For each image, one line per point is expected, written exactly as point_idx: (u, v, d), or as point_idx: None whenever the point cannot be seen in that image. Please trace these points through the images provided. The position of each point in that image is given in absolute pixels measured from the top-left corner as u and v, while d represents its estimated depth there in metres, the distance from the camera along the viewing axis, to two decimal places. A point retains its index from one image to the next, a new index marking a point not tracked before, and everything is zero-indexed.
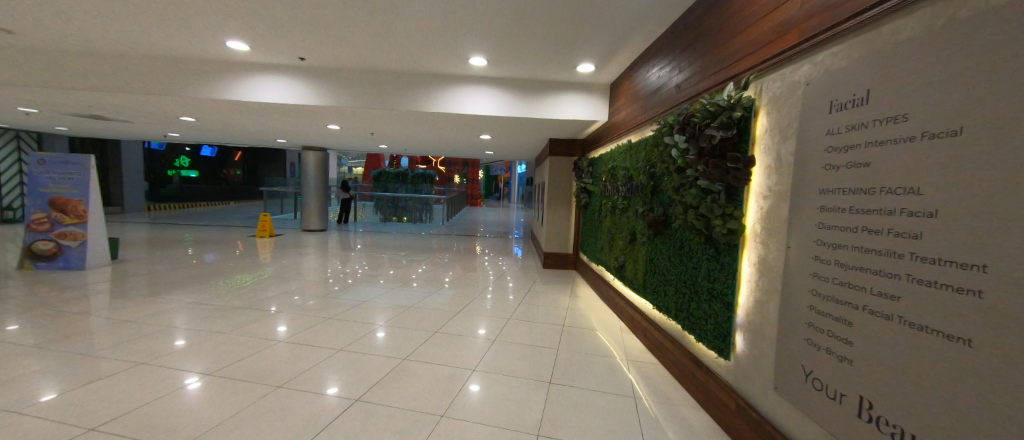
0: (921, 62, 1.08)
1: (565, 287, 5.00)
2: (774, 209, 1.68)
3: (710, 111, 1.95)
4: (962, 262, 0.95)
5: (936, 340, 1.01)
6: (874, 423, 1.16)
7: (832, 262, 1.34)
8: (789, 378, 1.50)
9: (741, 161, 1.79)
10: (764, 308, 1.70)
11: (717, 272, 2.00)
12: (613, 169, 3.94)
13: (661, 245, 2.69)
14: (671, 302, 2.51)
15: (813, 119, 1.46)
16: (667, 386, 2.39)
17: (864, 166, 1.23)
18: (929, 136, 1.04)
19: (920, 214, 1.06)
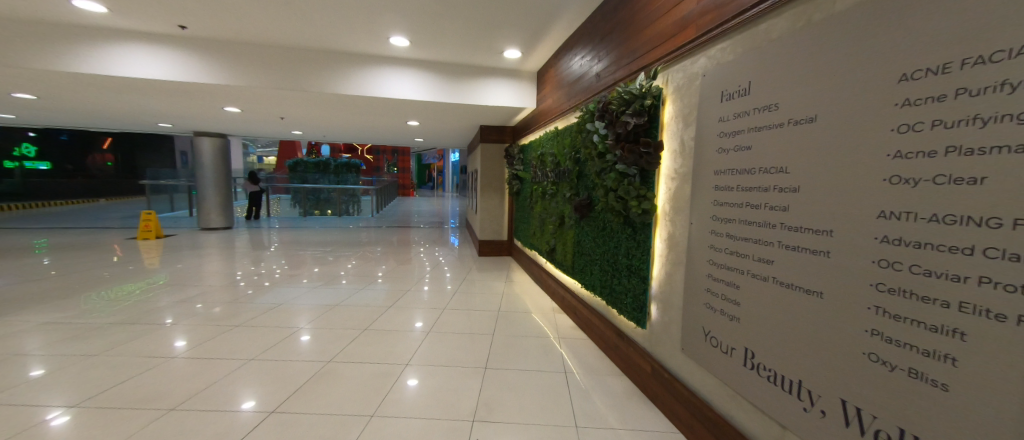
0: (789, 59, 1.25)
1: (500, 274, 5.05)
2: (679, 189, 1.85)
3: (625, 99, 2.08)
4: (816, 229, 1.15)
5: (798, 294, 1.21)
6: (755, 369, 1.36)
7: (724, 234, 1.53)
8: (693, 339, 1.69)
9: (652, 146, 1.94)
10: (672, 279, 1.88)
11: (634, 249, 2.18)
12: (542, 156, 4.03)
13: (586, 227, 2.84)
14: (596, 280, 2.67)
15: (708, 107, 1.63)
16: (595, 358, 2.55)
17: (748, 149, 1.41)
18: (794, 123, 1.22)
19: (787, 190, 1.25)
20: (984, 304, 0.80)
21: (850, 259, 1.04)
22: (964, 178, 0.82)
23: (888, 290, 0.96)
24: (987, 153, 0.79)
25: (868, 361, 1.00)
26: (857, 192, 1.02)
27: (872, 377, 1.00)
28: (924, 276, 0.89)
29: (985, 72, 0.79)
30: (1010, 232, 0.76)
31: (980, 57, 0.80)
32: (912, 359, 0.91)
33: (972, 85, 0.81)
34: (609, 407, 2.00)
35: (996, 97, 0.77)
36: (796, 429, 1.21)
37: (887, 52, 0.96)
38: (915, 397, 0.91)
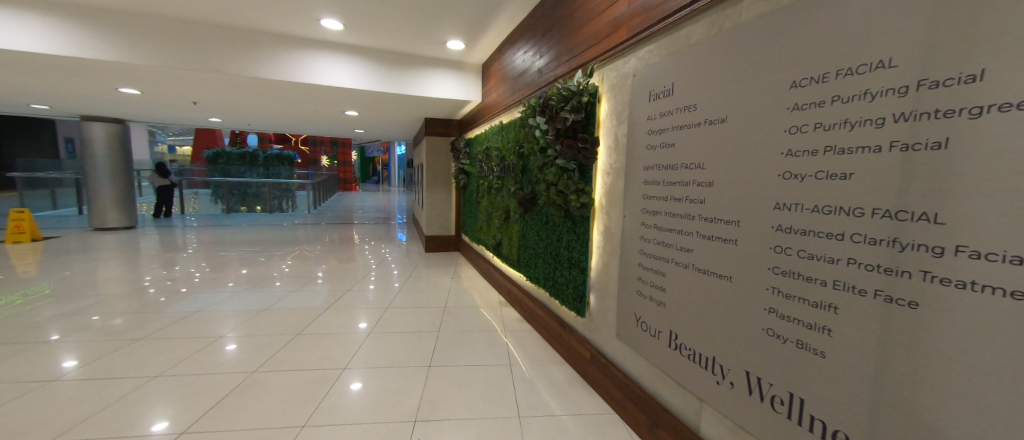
0: (704, 63, 1.36)
1: (448, 270, 4.97)
2: (614, 184, 1.94)
3: (563, 95, 2.14)
4: (726, 219, 1.27)
5: (712, 279, 1.33)
6: (678, 349, 1.48)
7: (652, 226, 1.64)
8: (626, 325, 1.80)
9: (589, 141, 2.02)
10: (608, 269, 1.98)
11: (574, 241, 2.26)
12: (488, 150, 4.01)
13: (531, 221, 2.89)
14: (539, 272, 2.74)
15: (638, 106, 1.72)
16: (539, 349, 2.62)
17: (671, 147, 1.52)
18: (709, 123, 1.33)
19: (703, 184, 1.36)
20: (850, 282, 0.93)
21: (753, 246, 1.17)
22: (838, 174, 0.95)
23: (782, 272, 1.09)
24: (854, 152, 0.92)
25: (767, 335, 1.13)
26: (759, 185, 1.15)
27: (770, 350, 1.13)
28: (809, 259, 1.02)
29: (853, 82, 0.92)
30: (869, 219, 0.89)
31: (850, 69, 0.92)
32: (799, 332, 1.05)
33: (844, 93, 0.93)
34: (551, 395, 2.07)
35: (862, 104, 0.90)
36: (712, 402, 1.33)
37: (783, 61, 1.08)
38: (802, 364, 1.04)
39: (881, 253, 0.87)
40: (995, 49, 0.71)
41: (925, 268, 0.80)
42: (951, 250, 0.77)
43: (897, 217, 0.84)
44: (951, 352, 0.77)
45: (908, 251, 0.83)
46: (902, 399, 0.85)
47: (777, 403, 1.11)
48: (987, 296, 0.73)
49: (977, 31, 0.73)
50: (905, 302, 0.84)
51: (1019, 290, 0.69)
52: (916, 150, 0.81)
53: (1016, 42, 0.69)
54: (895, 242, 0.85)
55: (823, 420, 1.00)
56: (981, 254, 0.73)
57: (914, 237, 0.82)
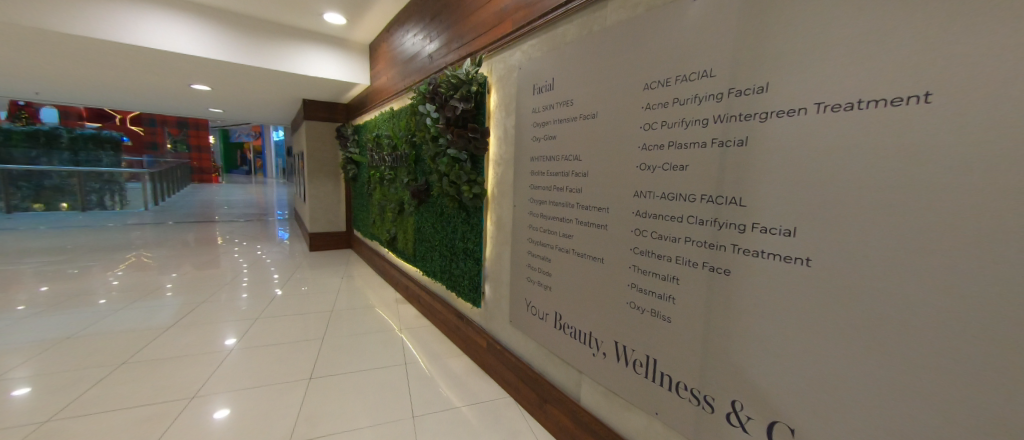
0: (578, 62, 1.46)
1: (337, 269, 4.51)
2: (504, 174, 1.98)
3: (452, 83, 2.10)
4: (598, 207, 1.40)
5: (587, 262, 1.46)
6: (561, 328, 1.60)
7: (539, 215, 1.72)
8: (518, 310, 1.87)
9: (479, 132, 2.03)
10: (500, 258, 2.02)
11: (469, 233, 2.25)
12: (379, 138, 3.73)
13: (426, 213, 2.79)
14: (436, 266, 2.67)
15: (524, 99, 1.78)
16: (437, 343, 2.56)
17: (554, 139, 1.61)
18: (584, 117, 1.45)
19: (581, 175, 1.47)
20: (686, 256, 1.11)
21: (619, 229, 1.31)
22: (678, 165, 1.11)
23: (639, 251, 1.24)
24: (688, 146, 1.09)
25: (629, 307, 1.29)
26: (623, 175, 1.29)
27: (632, 320, 1.28)
28: (658, 239, 1.18)
29: (687, 87, 1.08)
30: (698, 204, 1.07)
31: (685, 76, 1.09)
32: (652, 302, 1.21)
33: (681, 97, 1.10)
34: (449, 388, 2.04)
35: (693, 106, 1.07)
36: (589, 372, 1.47)
37: (639, 65, 1.22)
38: (655, 329, 1.21)
39: (706, 230, 1.05)
40: (774, 66, 0.89)
41: (734, 241, 1.00)
42: (750, 226, 0.96)
43: (717, 200, 1.02)
44: (751, 307, 0.96)
45: (724, 228, 1.01)
46: (721, 351, 1.03)
47: (637, 365, 1.27)
48: (770, 261, 0.92)
49: (764, 51, 0.91)
50: (721, 270, 1.02)
51: (789, 256, 0.89)
52: (727, 145, 1.00)
53: (785, 61, 0.87)
54: (716, 222, 1.03)
55: (670, 374, 1.17)
56: (768, 229, 0.92)
57: (726, 217, 1.00)
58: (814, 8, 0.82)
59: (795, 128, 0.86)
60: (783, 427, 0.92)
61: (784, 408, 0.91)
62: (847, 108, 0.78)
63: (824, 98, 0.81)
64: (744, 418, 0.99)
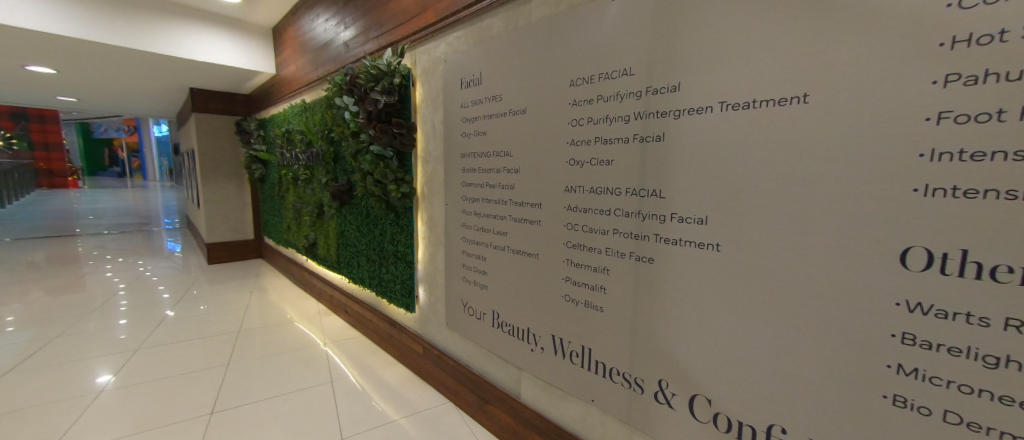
0: (505, 56, 1.44)
1: (246, 283, 3.96)
2: (434, 172, 1.89)
3: (373, 75, 1.96)
4: (531, 203, 1.40)
5: (522, 258, 1.46)
6: (499, 327, 1.58)
7: (472, 213, 1.67)
8: (454, 312, 1.81)
9: (405, 127, 1.92)
10: (434, 259, 1.94)
11: (399, 235, 2.12)
12: (289, 133, 3.34)
13: (349, 216, 2.57)
14: (363, 272, 2.48)
15: (451, 92, 1.71)
16: (369, 354, 2.38)
17: (484, 135, 1.57)
18: (513, 113, 1.43)
19: (512, 170, 1.46)
20: (615, 247, 1.15)
21: (552, 225, 1.33)
22: (603, 160, 1.15)
23: (572, 245, 1.27)
24: (613, 142, 1.13)
25: (564, 300, 1.31)
26: (554, 170, 1.30)
27: (568, 312, 1.30)
28: (589, 232, 1.22)
29: (609, 84, 1.12)
30: (624, 196, 1.12)
31: (607, 73, 1.12)
32: (585, 294, 1.25)
33: (604, 94, 1.14)
34: (383, 401, 1.91)
35: (616, 104, 1.11)
36: (528, 368, 1.47)
37: (564, 62, 1.24)
38: (589, 320, 1.24)
39: (632, 222, 1.10)
40: (685, 66, 0.96)
41: (656, 231, 1.06)
42: (668, 216, 1.02)
43: (640, 193, 1.08)
44: (672, 293, 1.03)
45: (647, 219, 1.07)
46: (648, 335, 1.10)
47: (574, 356, 1.30)
48: (687, 248, 1.00)
49: (675, 53, 0.97)
50: (646, 259, 1.08)
51: (702, 242, 0.96)
52: (647, 141, 1.05)
53: (693, 63, 0.94)
54: (639, 214, 1.09)
55: (604, 362, 1.21)
56: (684, 218, 0.99)
57: (649, 208, 1.06)
58: (716, 15, 0.90)
59: (703, 125, 0.94)
60: (703, 399, 0.99)
61: (703, 382, 0.98)
62: (745, 107, 0.86)
63: (726, 97, 0.89)
64: (670, 395, 1.06)
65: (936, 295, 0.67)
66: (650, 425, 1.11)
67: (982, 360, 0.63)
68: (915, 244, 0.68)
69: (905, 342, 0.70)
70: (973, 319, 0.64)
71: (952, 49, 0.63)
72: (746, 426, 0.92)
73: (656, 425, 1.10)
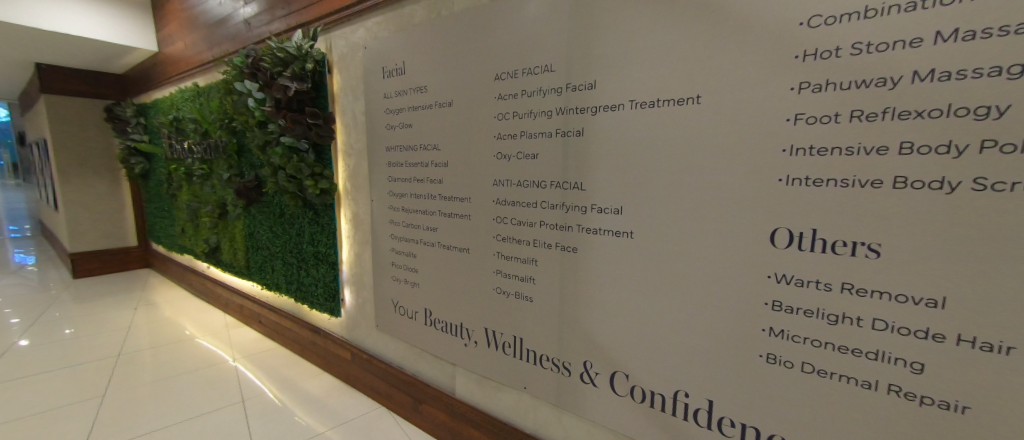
0: (429, 46, 1.39)
1: (128, 298, 3.34)
2: (356, 166, 1.78)
3: (280, 58, 1.78)
4: (460, 197, 1.38)
5: (453, 253, 1.44)
6: (432, 324, 1.54)
7: (399, 209, 1.60)
8: (384, 313, 1.73)
9: (321, 117, 1.77)
10: (360, 259, 1.82)
11: (319, 234, 1.96)
12: (180, 122, 2.88)
13: (260, 215, 2.31)
14: (279, 277, 2.24)
15: (372, 81, 1.61)
16: (289, 366, 2.17)
17: (409, 127, 1.51)
18: (439, 105, 1.40)
19: (440, 164, 1.43)
20: (542, 238, 1.19)
21: (481, 219, 1.33)
22: (528, 154, 1.18)
23: (502, 238, 1.28)
24: (537, 136, 1.16)
25: (496, 292, 1.32)
26: (483, 164, 1.30)
27: (499, 304, 1.32)
28: (517, 224, 1.24)
29: (532, 80, 1.14)
30: (549, 189, 1.15)
31: (530, 69, 1.15)
32: (515, 286, 1.27)
33: (528, 89, 1.16)
34: (307, 415, 1.76)
35: (539, 99, 1.14)
36: (462, 363, 1.46)
37: (489, 56, 1.23)
38: (520, 310, 1.27)
39: (557, 214, 1.15)
40: (600, 66, 1.01)
41: (578, 221, 1.11)
42: (590, 207, 1.08)
43: (564, 186, 1.12)
44: (594, 279, 1.10)
45: (570, 210, 1.12)
46: (574, 320, 1.16)
47: (506, 347, 1.32)
48: (606, 236, 1.06)
49: (590, 54, 1.03)
50: (570, 248, 1.14)
51: (618, 230, 1.04)
52: (568, 135, 1.10)
53: (607, 63, 1.00)
54: (563, 205, 1.13)
55: (534, 349, 1.26)
56: (602, 209, 1.06)
57: (572, 200, 1.11)
58: (625, 20, 0.96)
59: (617, 121, 1.00)
60: (622, 374, 1.08)
61: (622, 359, 1.07)
62: (652, 106, 0.94)
63: (635, 96, 0.96)
64: (594, 375, 1.13)
65: (796, 268, 0.79)
66: (578, 405, 1.18)
67: (826, 318, 0.77)
68: (780, 226, 0.80)
69: (774, 308, 0.83)
70: (821, 285, 0.77)
71: (803, 62, 0.75)
72: (657, 395, 1.02)
73: (582, 404, 1.17)
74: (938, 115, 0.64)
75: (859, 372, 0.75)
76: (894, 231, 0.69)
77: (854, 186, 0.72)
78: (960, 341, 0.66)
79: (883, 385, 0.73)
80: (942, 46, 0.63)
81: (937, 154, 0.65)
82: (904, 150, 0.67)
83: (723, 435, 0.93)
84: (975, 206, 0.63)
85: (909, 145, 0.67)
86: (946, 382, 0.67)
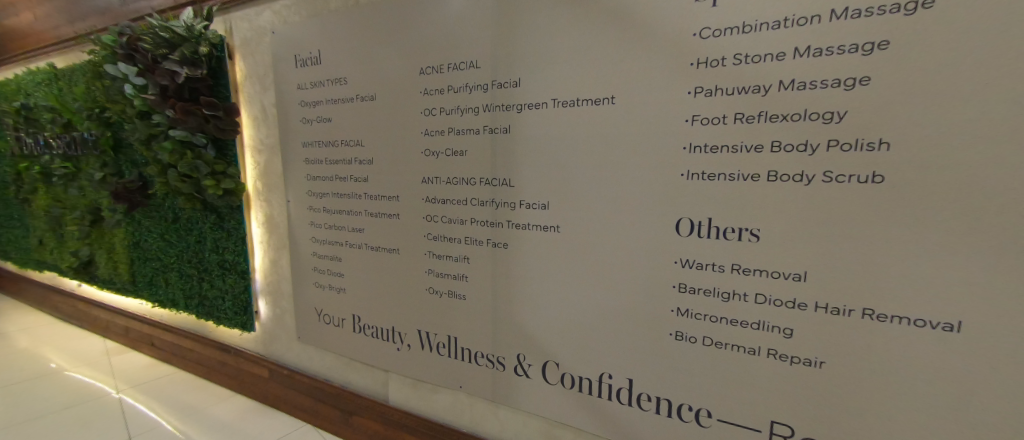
0: (347, 35, 1.30)
1: None
2: (268, 163, 1.61)
3: (166, 39, 1.54)
4: (387, 195, 1.32)
5: (382, 255, 1.37)
6: (362, 331, 1.46)
7: (320, 209, 1.49)
8: (307, 323, 1.60)
9: (221, 108, 1.57)
10: (276, 266, 1.66)
11: (224, 241, 1.74)
12: (32, 110, 2.35)
13: (147, 221, 1.98)
14: (176, 292, 1.95)
15: (283, 70, 1.47)
16: (192, 392, 1.90)
17: (328, 121, 1.40)
18: (361, 99, 1.32)
19: (364, 162, 1.35)
20: (473, 236, 1.19)
21: (410, 218, 1.29)
22: (457, 150, 1.17)
23: (433, 236, 1.25)
24: (465, 133, 1.15)
25: (428, 293, 1.29)
26: (410, 161, 1.26)
27: (432, 305, 1.29)
28: (448, 222, 1.22)
29: (458, 76, 1.13)
30: (478, 186, 1.15)
31: (456, 64, 1.13)
32: (448, 285, 1.25)
33: (454, 84, 1.14)
34: None
35: (465, 95, 1.13)
36: (395, 368, 1.41)
37: (412, 49, 1.19)
38: (453, 310, 1.26)
39: (487, 210, 1.15)
40: (524, 64, 1.03)
41: (508, 218, 1.12)
42: (519, 203, 1.10)
43: (492, 182, 1.13)
44: (525, 274, 1.12)
45: (499, 207, 1.13)
46: (506, 316, 1.17)
47: (440, 348, 1.30)
48: (534, 231, 1.09)
49: (514, 53, 1.04)
50: (501, 245, 1.15)
51: (546, 225, 1.07)
52: (495, 132, 1.10)
53: (530, 63, 1.03)
54: (493, 202, 1.14)
55: (469, 347, 1.25)
56: (530, 205, 1.08)
57: (501, 197, 1.12)
58: (545, 22, 0.99)
59: (542, 119, 1.03)
60: (552, 364, 1.12)
61: (552, 349, 1.11)
62: (572, 105, 0.98)
63: (557, 95, 1.00)
64: (527, 366, 1.16)
65: (697, 253, 0.89)
66: (512, 398, 1.20)
67: (720, 296, 0.88)
68: (683, 215, 0.89)
69: (680, 290, 0.92)
70: (716, 267, 0.87)
71: (697, 69, 0.84)
72: (584, 379, 1.07)
73: (516, 397, 1.19)
74: (798, 118, 0.76)
75: (746, 340, 0.86)
76: (770, 218, 0.81)
77: (739, 179, 0.83)
78: (817, 307, 0.79)
79: (763, 350, 0.85)
80: (799, 60, 0.75)
81: (798, 152, 0.77)
82: (775, 148, 0.78)
83: (641, 409, 1.01)
84: (825, 195, 0.75)
85: (778, 144, 0.78)
86: (808, 342, 0.80)
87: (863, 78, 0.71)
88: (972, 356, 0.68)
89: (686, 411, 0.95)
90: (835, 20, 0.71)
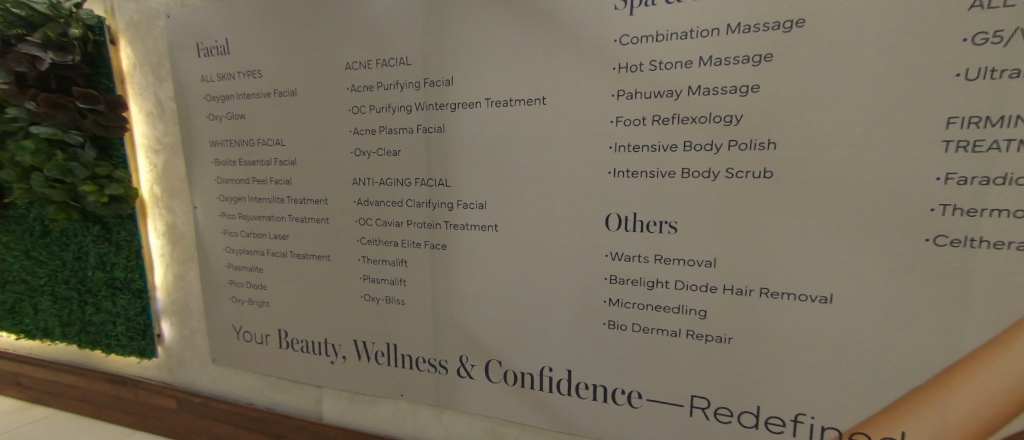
0: (260, 23, 1.19)
1: None
2: (167, 165, 1.41)
3: (22, 17, 1.28)
4: (314, 198, 1.23)
5: (310, 263, 1.27)
6: (290, 346, 1.34)
7: (235, 216, 1.34)
8: (222, 343, 1.43)
9: (100, 101, 1.34)
10: (183, 281, 1.46)
11: (113, 255, 1.49)
12: None
13: (5, 237, 1.64)
14: (49, 320, 1.64)
15: (183, 59, 1.29)
16: (76, 436, 1.61)
17: (240, 118, 1.27)
18: (279, 94, 1.21)
19: (286, 162, 1.24)
20: (410, 238, 1.15)
21: (341, 222, 1.21)
22: (390, 150, 1.12)
23: (367, 240, 1.19)
24: (397, 132, 1.11)
25: (363, 300, 1.23)
26: (338, 162, 1.18)
27: (368, 313, 1.23)
28: (383, 225, 1.17)
29: (388, 72, 1.08)
30: (413, 186, 1.12)
31: (385, 60, 1.08)
32: (384, 291, 1.20)
33: (384, 81, 1.09)
34: None
35: (396, 92, 1.09)
36: (329, 383, 1.32)
37: (336, 42, 1.12)
38: (391, 316, 1.21)
39: (423, 211, 1.12)
40: (455, 63, 1.02)
41: (445, 218, 1.10)
42: (456, 203, 1.08)
43: (428, 183, 1.10)
44: (465, 275, 1.11)
45: (436, 207, 1.10)
46: (447, 318, 1.15)
47: (379, 356, 1.24)
48: (472, 231, 1.08)
49: (445, 51, 1.03)
50: (439, 246, 1.12)
51: (483, 225, 1.07)
52: (429, 132, 1.08)
53: (462, 61, 1.02)
54: (429, 203, 1.11)
55: (409, 353, 1.21)
56: (467, 204, 1.07)
57: (437, 197, 1.10)
58: (475, 21, 0.99)
59: (475, 119, 1.03)
60: (495, 362, 1.12)
61: (494, 347, 1.11)
62: (504, 105, 0.99)
63: (491, 95, 1.00)
64: (470, 367, 1.15)
65: (625, 246, 0.95)
66: (456, 401, 1.18)
67: (646, 285, 0.94)
68: (611, 211, 0.94)
69: (611, 281, 0.97)
70: (641, 258, 0.94)
71: (620, 73, 0.89)
72: (526, 374, 1.09)
73: (461, 399, 1.18)
74: (705, 120, 0.84)
75: (668, 324, 0.94)
76: (685, 211, 0.88)
77: (658, 176, 0.89)
78: (725, 290, 0.88)
79: (683, 331, 0.93)
80: (703, 68, 0.83)
81: (705, 151, 0.85)
82: (687, 147, 0.86)
83: (580, 398, 1.05)
84: (728, 189, 0.84)
85: (690, 143, 0.86)
86: (719, 322, 0.90)
87: (754, 86, 0.80)
88: (843, 324, 0.81)
89: (620, 395, 1.01)
90: (731, 33, 0.80)
